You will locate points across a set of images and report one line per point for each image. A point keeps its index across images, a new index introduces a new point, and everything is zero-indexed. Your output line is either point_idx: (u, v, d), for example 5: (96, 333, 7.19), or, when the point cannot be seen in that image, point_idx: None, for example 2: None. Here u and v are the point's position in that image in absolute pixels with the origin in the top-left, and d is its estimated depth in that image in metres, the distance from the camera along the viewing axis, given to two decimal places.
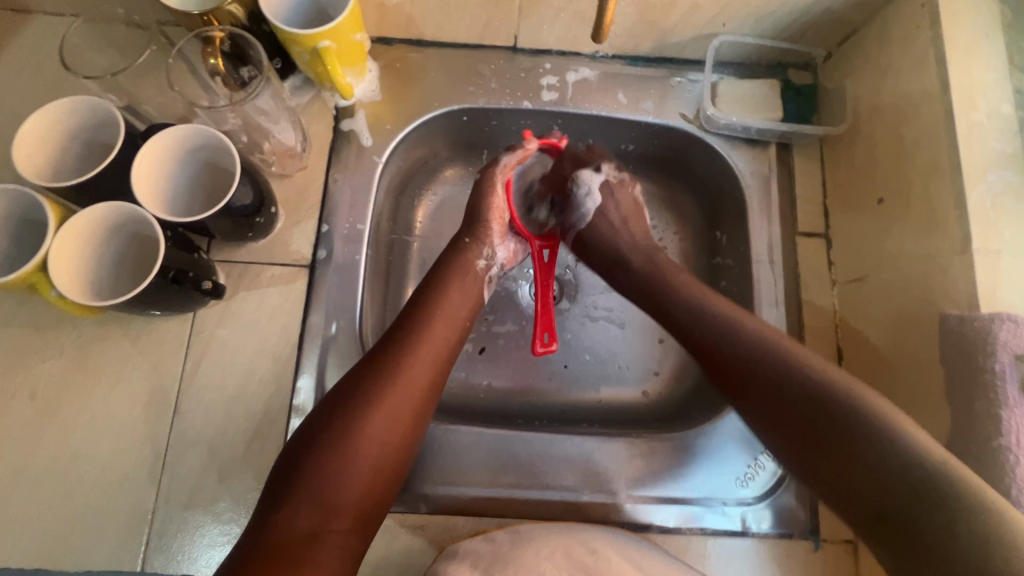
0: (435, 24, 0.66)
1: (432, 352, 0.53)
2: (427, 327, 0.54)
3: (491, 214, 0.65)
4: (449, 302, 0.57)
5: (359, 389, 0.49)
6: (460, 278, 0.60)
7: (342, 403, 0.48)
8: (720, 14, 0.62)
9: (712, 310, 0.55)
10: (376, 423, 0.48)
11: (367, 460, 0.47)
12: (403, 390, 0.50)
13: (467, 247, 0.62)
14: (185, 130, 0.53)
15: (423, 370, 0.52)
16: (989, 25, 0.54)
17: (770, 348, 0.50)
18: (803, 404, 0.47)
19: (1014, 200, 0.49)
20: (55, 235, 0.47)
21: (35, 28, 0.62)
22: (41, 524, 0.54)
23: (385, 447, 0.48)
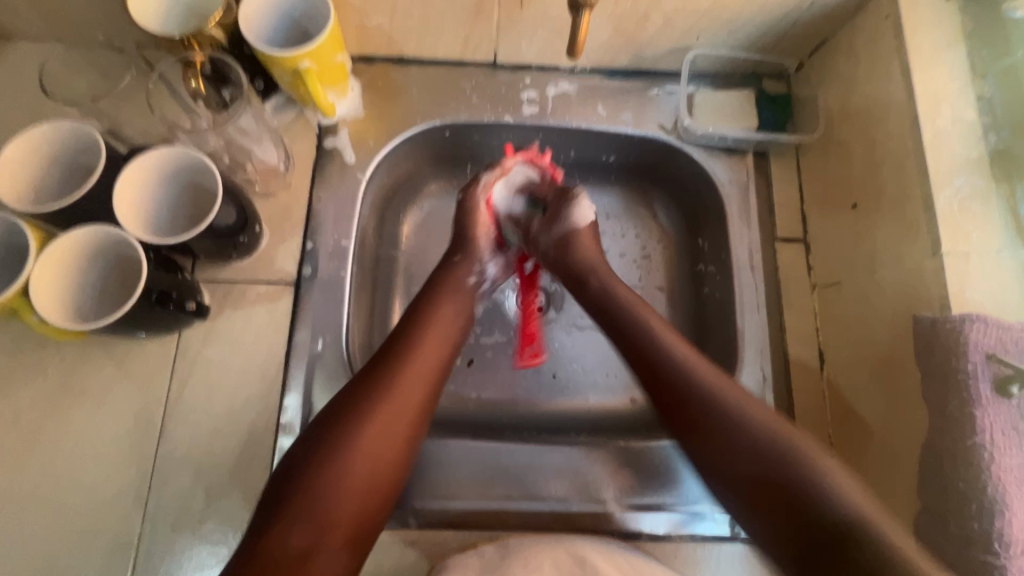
0: (415, 42, 0.67)
1: (427, 367, 0.53)
2: (421, 343, 0.54)
3: (477, 229, 0.65)
4: (440, 318, 0.57)
5: (357, 401, 0.49)
6: (450, 295, 0.60)
7: (336, 419, 0.48)
8: (694, 28, 0.64)
9: (645, 333, 0.55)
10: (369, 439, 0.48)
11: (361, 477, 0.46)
12: (398, 405, 0.50)
13: (458, 265, 0.63)
14: (169, 152, 0.53)
15: (418, 386, 0.52)
16: (951, 34, 0.55)
17: (691, 367, 0.52)
18: (740, 438, 0.48)
19: (980, 203, 0.50)
20: (37, 259, 0.48)
21: (16, 54, 0.62)
22: (25, 552, 0.53)
23: (379, 464, 0.48)
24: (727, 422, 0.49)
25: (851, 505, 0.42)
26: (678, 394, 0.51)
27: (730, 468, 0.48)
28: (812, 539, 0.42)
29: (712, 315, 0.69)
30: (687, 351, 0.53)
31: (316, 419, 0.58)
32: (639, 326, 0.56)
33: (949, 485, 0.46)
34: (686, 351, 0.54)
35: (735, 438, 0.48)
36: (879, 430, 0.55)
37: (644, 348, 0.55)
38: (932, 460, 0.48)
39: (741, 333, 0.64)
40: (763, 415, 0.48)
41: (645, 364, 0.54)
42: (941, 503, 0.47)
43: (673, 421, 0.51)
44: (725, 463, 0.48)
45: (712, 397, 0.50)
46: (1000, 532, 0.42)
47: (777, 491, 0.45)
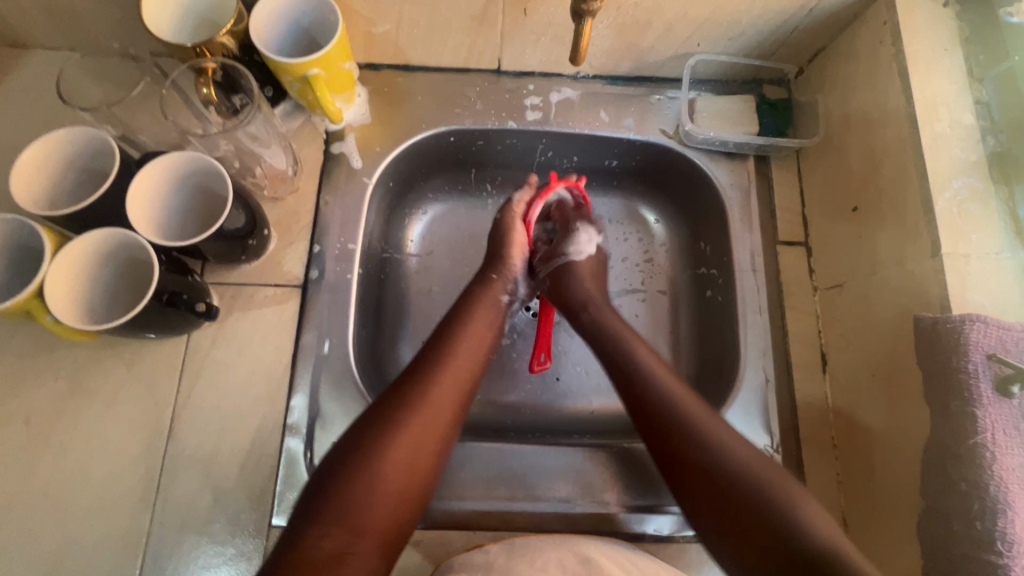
0: (421, 50, 0.68)
1: (461, 377, 0.55)
2: (455, 354, 0.56)
3: (512, 246, 0.66)
4: (472, 330, 0.59)
5: (393, 409, 0.50)
6: (483, 309, 0.61)
7: (373, 424, 0.49)
8: (694, 35, 0.65)
9: (653, 382, 0.55)
10: (405, 447, 0.48)
11: (396, 482, 0.47)
12: (433, 413, 0.51)
13: (492, 282, 0.64)
14: (180, 157, 0.54)
15: (450, 395, 0.53)
16: (948, 39, 0.56)
17: (706, 428, 0.51)
18: (730, 483, 0.47)
19: (979, 206, 0.51)
20: (52, 262, 0.49)
21: (34, 63, 0.64)
22: (35, 551, 0.54)
23: (415, 471, 0.48)
24: (725, 471, 0.48)
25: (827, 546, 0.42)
26: (676, 449, 0.50)
27: (707, 503, 0.48)
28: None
29: (714, 319, 0.70)
30: (694, 405, 0.53)
31: (322, 420, 0.59)
32: (640, 371, 0.56)
33: (951, 485, 0.46)
34: (694, 405, 0.53)
35: (727, 490, 0.47)
36: (881, 432, 0.55)
37: (643, 397, 0.54)
38: (934, 460, 0.48)
39: (744, 336, 0.64)
40: (755, 462, 0.48)
41: (648, 412, 0.53)
42: (943, 504, 0.47)
43: (667, 467, 0.51)
44: (709, 514, 0.47)
45: (712, 453, 0.49)
46: (1003, 531, 0.43)
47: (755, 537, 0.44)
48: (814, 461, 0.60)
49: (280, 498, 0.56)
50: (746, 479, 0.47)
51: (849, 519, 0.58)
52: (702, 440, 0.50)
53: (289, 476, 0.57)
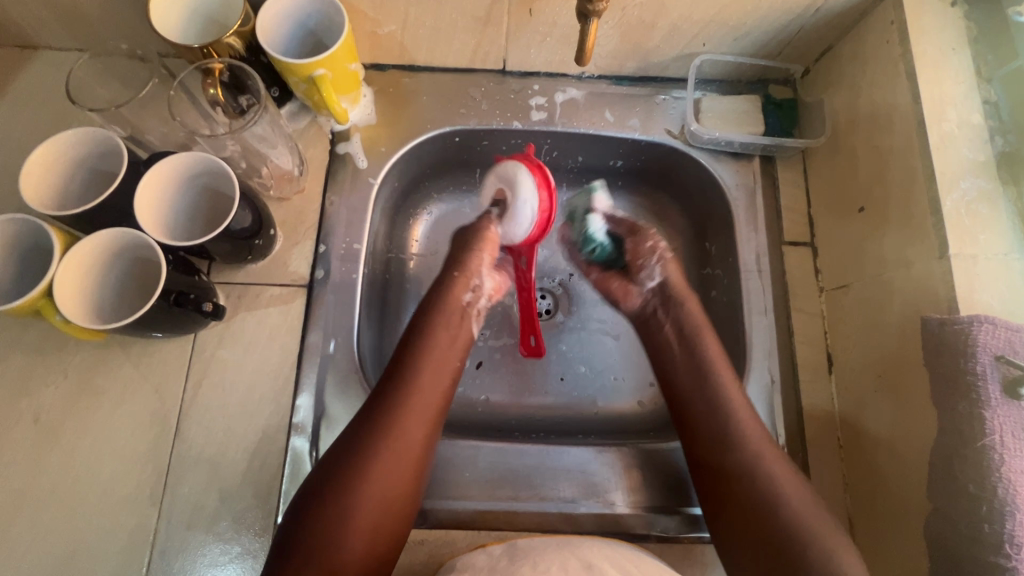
0: (426, 50, 0.68)
1: (427, 402, 0.55)
2: (419, 377, 0.56)
3: (483, 243, 0.63)
4: (438, 349, 0.58)
5: (360, 438, 0.51)
6: (446, 321, 0.60)
7: (340, 459, 0.51)
8: (700, 34, 0.65)
9: (715, 408, 0.58)
10: (375, 481, 0.50)
11: (367, 515, 0.49)
12: (400, 443, 0.52)
13: (454, 283, 0.62)
14: (187, 157, 0.54)
15: (417, 419, 0.53)
16: (956, 38, 0.56)
17: (756, 451, 0.55)
18: (769, 508, 0.51)
19: (987, 206, 0.51)
20: (61, 261, 0.49)
21: (43, 63, 0.64)
22: (43, 548, 0.54)
23: (387, 501, 0.50)
24: (769, 495, 0.52)
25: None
26: (723, 469, 0.55)
27: (749, 531, 0.51)
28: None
29: (719, 319, 0.70)
30: (759, 435, 0.56)
31: (327, 419, 0.59)
32: (709, 400, 0.58)
33: (959, 487, 0.46)
34: (757, 435, 0.56)
35: (771, 512, 0.51)
36: (887, 432, 0.55)
37: (699, 424, 0.58)
38: (942, 462, 0.48)
39: (749, 337, 0.64)
40: (787, 488, 0.52)
41: (699, 437, 0.57)
42: (950, 506, 0.47)
43: (713, 486, 0.55)
44: (734, 531, 0.52)
45: (762, 478, 0.53)
46: (1011, 533, 0.43)
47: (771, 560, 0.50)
48: (819, 462, 0.60)
49: (286, 496, 0.57)
50: (778, 505, 0.51)
51: (855, 521, 0.57)
52: (741, 462, 0.54)
53: (295, 475, 0.57)
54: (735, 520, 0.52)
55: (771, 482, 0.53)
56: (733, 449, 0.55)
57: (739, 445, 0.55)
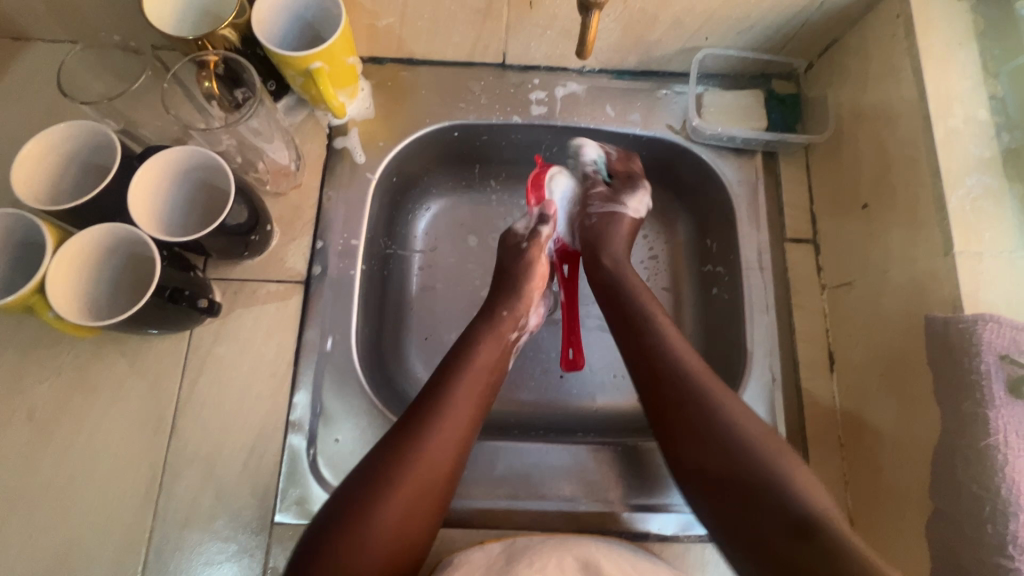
0: (425, 43, 0.67)
1: (460, 427, 0.53)
2: (453, 401, 0.54)
3: (534, 277, 0.65)
4: (474, 371, 0.57)
5: (403, 440, 0.50)
6: (489, 340, 0.60)
7: (366, 483, 0.48)
8: (703, 28, 0.64)
9: (652, 338, 0.56)
10: (400, 505, 0.48)
11: (387, 538, 0.46)
12: (439, 448, 0.51)
13: (503, 320, 0.62)
14: (182, 151, 0.54)
15: (459, 425, 0.53)
16: (962, 32, 0.55)
17: (702, 379, 0.53)
18: (723, 434, 0.49)
19: (993, 203, 0.50)
20: (54, 256, 0.48)
21: (35, 56, 0.63)
22: (38, 546, 0.53)
23: (409, 525, 0.48)
24: (717, 421, 0.50)
25: (813, 502, 0.45)
26: (672, 399, 0.52)
27: (707, 458, 0.49)
28: (787, 530, 0.44)
29: (719, 316, 0.69)
30: (697, 363, 0.54)
31: (325, 417, 0.59)
32: (655, 335, 0.56)
33: (963, 487, 0.46)
34: (701, 367, 0.54)
35: (724, 438, 0.49)
36: (889, 431, 0.54)
37: (659, 359, 0.55)
38: (944, 462, 0.48)
39: (750, 334, 0.64)
40: (755, 427, 0.49)
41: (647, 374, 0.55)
42: (953, 506, 0.46)
43: (667, 425, 0.52)
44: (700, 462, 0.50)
45: (708, 403, 0.51)
46: (1014, 534, 0.42)
47: (738, 488, 0.47)
48: (820, 461, 0.59)
49: (283, 495, 0.56)
50: (733, 431, 0.49)
51: (855, 519, 0.57)
52: (689, 391, 0.52)
53: (291, 473, 0.57)
54: (701, 455, 0.50)
55: (716, 405, 0.51)
56: (672, 366, 0.54)
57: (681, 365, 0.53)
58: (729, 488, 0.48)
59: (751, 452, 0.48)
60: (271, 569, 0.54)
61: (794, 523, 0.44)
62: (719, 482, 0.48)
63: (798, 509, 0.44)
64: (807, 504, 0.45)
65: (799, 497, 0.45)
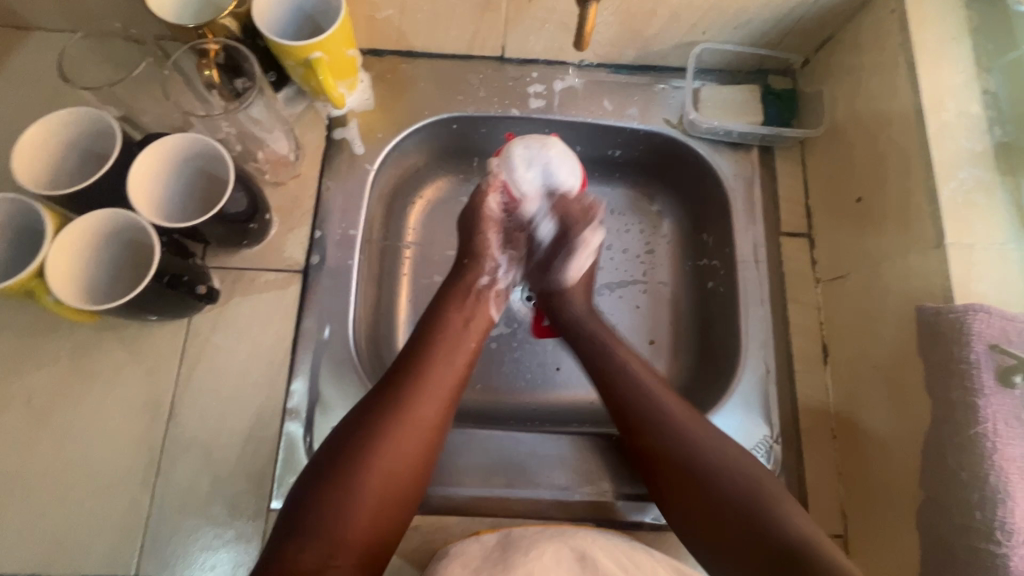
0: (424, 35, 0.68)
1: (437, 384, 0.54)
2: (428, 360, 0.55)
3: (484, 224, 0.65)
4: (446, 351, 0.56)
5: (372, 423, 0.50)
6: (457, 307, 0.61)
7: (347, 443, 0.49)
8: (700, 22, 0.65)
9: (657, 424, 0.54)
10: (379, 461, 0.48)
11: (372, 495, 0.48)
12: (413, 432, 0.51)
13: (467, 269, 0.64)
14: (182, 139, 0.54)
15: (432, 409, 0.52)
16: (956, 28, 0.56)
17: (677, 423, 0.54)
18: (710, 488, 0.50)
19: (985, 196, 0.51)
20: (53, 241, 0.49)
21: (36, 45, 0.64)
22: (35, 531, 0.54)
23: (392, 480, 0.49)
24: (705, 491, 0.50)
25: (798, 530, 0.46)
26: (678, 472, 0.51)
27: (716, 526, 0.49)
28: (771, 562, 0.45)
29: (715, 309, 0.70)
30: (677, 407, 0.55)
31: (322, 405, 0.59)
32: (633, 392, 0.56)
33: (951, 475, 0.46)
34: (690, 420, 0.54)
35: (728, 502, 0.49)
36: (881, 421, 0.55)
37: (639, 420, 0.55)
38: (935, 450, 0.48)
39: (744, 326, 0.64)
40: (763, 491, 0.49)
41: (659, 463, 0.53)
42: (943, 491, 0.47)
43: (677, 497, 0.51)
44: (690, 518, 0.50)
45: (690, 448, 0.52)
46: (1001, 521, 0.43)
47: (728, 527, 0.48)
48: (812, 452, 0.60)
49: (280, 482, 0.56)
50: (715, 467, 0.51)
51: (847, 509, 0.58)
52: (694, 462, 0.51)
53: (288, 460, 0.57)
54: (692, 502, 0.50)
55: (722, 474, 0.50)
56: (672, 437, 0.53)
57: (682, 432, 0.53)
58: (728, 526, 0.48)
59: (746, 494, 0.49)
60: None
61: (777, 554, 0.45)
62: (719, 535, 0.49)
63: (786, 535, 0.46)
64: (794, 530, 0.46)
65: (784, 526, 0.46)
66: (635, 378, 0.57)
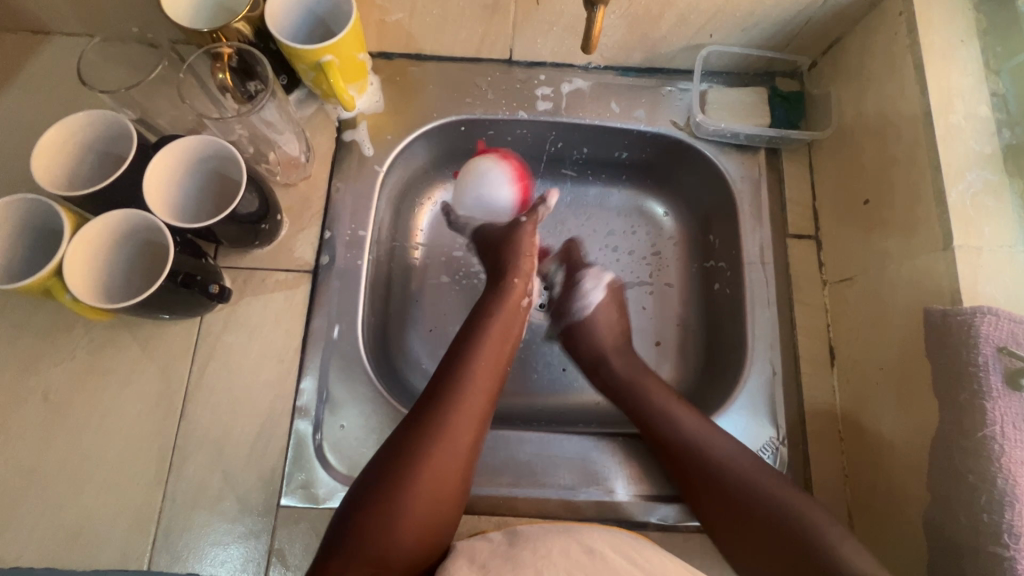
0: (433, 38, 0.68)
1: (481, 391, 0.55)
2: (474, 369, 0.56)
3: (522, 255, 0.68)
4: (487, 356, 0.58)
5: (421, 428, 0.51)
6: (498, 316, 0.62)
7: (398, 448, 0.50)
8: (708, 25, 0.65)
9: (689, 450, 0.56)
10: (432, 468, 0.49)
11: (424, 499, 0.48)
12: (458, 438, 0.51)
13: (511, 289, 0.65)
14: (196, 141, 0.55)
15: (474, 415, 0.53)
16: (965, 30, 0.56)
17: (705, 442, 0.56)
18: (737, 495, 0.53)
19: (993, 198, 0.51)
20: (71, 241, 0.50)
21: (54, 49, 0.65)
22: (51, 525, 0.55)
23: (442, 485, 0.50)
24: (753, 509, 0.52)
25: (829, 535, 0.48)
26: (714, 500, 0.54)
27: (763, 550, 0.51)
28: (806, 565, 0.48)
29: (721, 311, 0.70)
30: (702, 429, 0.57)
31: (331, 404, 0.60)
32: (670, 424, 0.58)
33: (959, 478, 0.46)
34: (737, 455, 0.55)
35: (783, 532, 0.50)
36: (888, 423, 0.55)
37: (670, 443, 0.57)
38: (942, 454, 0.48)
39: (752, 328, 0.64)
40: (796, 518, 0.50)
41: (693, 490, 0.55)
42: (950, 494, 0.47)
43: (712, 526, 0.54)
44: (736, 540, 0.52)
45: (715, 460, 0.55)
46: (1008, 523, 0.43)
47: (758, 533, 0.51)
48: (819, 453, 0.60)
49: (289, 478, 0.57)
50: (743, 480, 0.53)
51: (854, 512, 0.58)
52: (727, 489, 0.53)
53: (298, 457, 0.58)
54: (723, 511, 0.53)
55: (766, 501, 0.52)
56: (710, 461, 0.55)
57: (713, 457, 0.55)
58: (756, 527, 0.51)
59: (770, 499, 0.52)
60: (276, 551, 0.55)
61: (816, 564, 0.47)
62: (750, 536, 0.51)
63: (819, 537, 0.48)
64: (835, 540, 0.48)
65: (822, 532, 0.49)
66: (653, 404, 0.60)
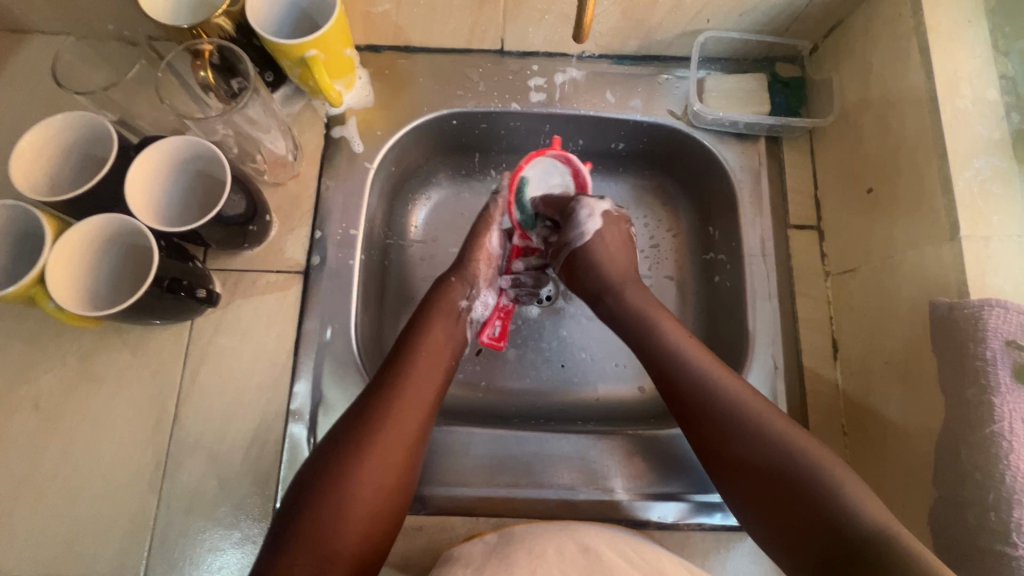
0: (421, 29, 0.66)
1: (423, 386, 0.54)
2: (416, 367, 0.55)
3: (479, 257, 0.66)
4: (427, 357, 0.56)
5: (358, 432, 0.49)
6: (439, 318, 0.60)
7: (332, 453, 0.48)
8: (704, 11, 0.63)
9: (700, 384, 0.52)
10: (367, 476, 0.47)
11: (362, 507, 0.47)
12: (396, 440, 0.50)
13: (451, 286, 0.63)
14: (180, 142, 0.54)
15: (414, 418, 0.52)
16: (972, 10, 0.53)
17: (718, 387, 0.52)
18: (744, 429, 0.49)
19: (1002, 184, 0.49)
20: (52, 247, 0.49)
21: (32, 49, 0.63)
22: (46, 533, 0.54)
23: (379, 491, 0.48)
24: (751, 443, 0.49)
25: (863, 513, 0.43)
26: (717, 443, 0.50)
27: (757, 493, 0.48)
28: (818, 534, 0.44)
29: (722, 304, 0.68)
30: (711, 366, 0.54)
31: (325, 406, 0.59)
32: (670, 359, 0.55)
33: (966, 475, 0.45)
34: (742, 390, 0.52)
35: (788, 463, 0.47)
36: (894, 419, 0.53)
37: (686, 392, 0.53)
38: (948, 451, 0.47)
39: (752, 322, 0.63)
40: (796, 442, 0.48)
41: (695, 420, 0.52)
42: (955, 492, 0.46)
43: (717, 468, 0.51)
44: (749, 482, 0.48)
45: (729, 403, 0.51)
46: (1017, 522, 0.42)
47: (777, 481, 0.47)
48: None
49: (284, 483, 0.57)
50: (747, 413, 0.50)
51: None
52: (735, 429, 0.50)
53: (293, 462, 0.57)
54: (731, 466, 0.49)
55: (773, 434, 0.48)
56: (712, 400, 0.51)
57: (719, 393, 0.51)
58: (767, 490, 0.47)
59: (778, 441, 0.48)
60: None
61: (844, 538, 0.43)
62: (757, 491, 0.48)
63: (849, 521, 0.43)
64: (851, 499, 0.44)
65: (834, 491, 0.44)
66: (655, 328, 0.58)
